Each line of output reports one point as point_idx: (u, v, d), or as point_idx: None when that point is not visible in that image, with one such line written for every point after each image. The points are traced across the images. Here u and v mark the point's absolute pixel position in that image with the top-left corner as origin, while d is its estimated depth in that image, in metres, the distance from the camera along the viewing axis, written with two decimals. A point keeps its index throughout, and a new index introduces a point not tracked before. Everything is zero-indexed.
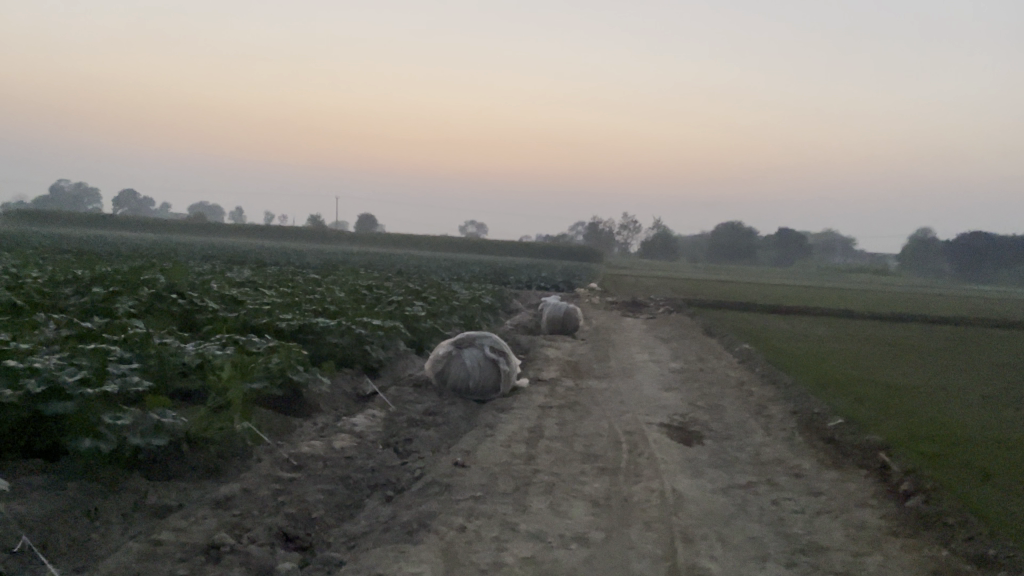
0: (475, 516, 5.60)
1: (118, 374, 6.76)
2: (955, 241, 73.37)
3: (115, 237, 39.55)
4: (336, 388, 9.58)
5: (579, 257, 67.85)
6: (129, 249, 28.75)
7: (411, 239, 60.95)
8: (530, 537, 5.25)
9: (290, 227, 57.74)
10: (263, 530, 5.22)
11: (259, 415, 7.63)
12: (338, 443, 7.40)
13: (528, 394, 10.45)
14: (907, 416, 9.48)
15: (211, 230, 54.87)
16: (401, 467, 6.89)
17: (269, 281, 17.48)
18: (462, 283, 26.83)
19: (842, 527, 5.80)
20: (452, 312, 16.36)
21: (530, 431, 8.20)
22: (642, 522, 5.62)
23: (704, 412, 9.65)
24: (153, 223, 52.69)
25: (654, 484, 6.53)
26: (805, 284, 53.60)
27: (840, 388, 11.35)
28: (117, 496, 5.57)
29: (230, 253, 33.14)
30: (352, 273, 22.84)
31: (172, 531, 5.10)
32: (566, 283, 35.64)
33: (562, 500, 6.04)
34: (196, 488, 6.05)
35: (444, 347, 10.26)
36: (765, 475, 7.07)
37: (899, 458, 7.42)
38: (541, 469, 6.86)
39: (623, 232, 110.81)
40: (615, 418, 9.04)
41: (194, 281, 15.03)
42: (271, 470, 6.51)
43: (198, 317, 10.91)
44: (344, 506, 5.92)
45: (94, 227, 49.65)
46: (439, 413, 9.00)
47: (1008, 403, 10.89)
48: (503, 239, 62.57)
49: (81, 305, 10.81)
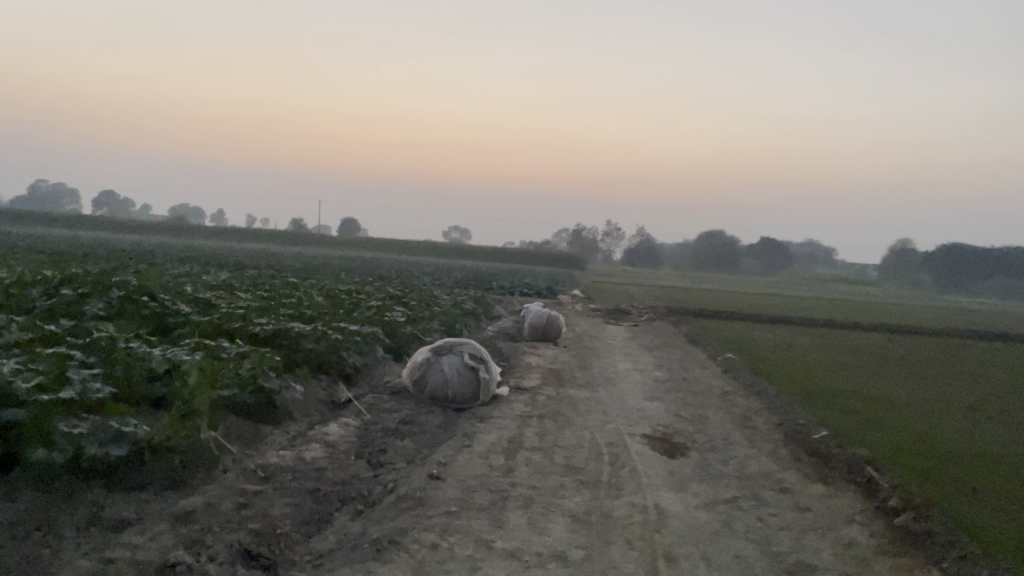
0: (449, 532, 5.34)
1: (79, 379, 6.46)
2: (933, 251, 74.21)
3: (90, 237, 38.74)
4: (310, 395, 9.29)
5: (564, 263, 67.85)
6: (104, 250, 28.10)
7: (394, 244, 60.64)
8: (505, 555, 5.01)
9: (272, 230, 57.18)
10: (222, 547, 4.94)
11: (227, 423, 7.34)
12: (308, 453, 7.12)
13: (508, 402, 10.20)
14: (892, 429, 9.37)
15: (190, 231, 54.15)
16: (374, 479, 6.62)
17: (247, 285, 17.08)
18: (446, 288, 26.51)
19: (830, 546, 5.60)
20: (433, 318, 16.08)
21: (509, 442, 7.96)
22: (623, 540, 5.40)
23: (688, 423, 9.45)
24: (130, 224, 51.80)
25: (636, 499, 6.31)
26: (784, 293, 53.86)
27: (825, 399, 11.21)
28: (72, 508, 5.27)
29: (209, 256, 32.61)
30: (333, 277, 22.46)
31: (128, 548, 4.80)
32: (550, 290, 35.48)
33: (541, 515, 5.80)
34: (157, 500, 5.74)
35: (422, 352, 10.00)
36: (750, 489, 6.87)
37: (887, 473, 7.26)
38: (519, 482, 6.61)
39: (606, 240, 111.30)
40: (597, 428, 8.83)
41: (168, 284, 14.62)
42: (236, 481, 6.22)
43: (170, 321, 10.58)
44: (310, 521, 5.64)
45: (69, 227, 48.65)
46: (416, 422, 8.75)
47: (994, 417, 10.82)
48: (486, 247, 62.63)
49: (49, 307, 10.43)
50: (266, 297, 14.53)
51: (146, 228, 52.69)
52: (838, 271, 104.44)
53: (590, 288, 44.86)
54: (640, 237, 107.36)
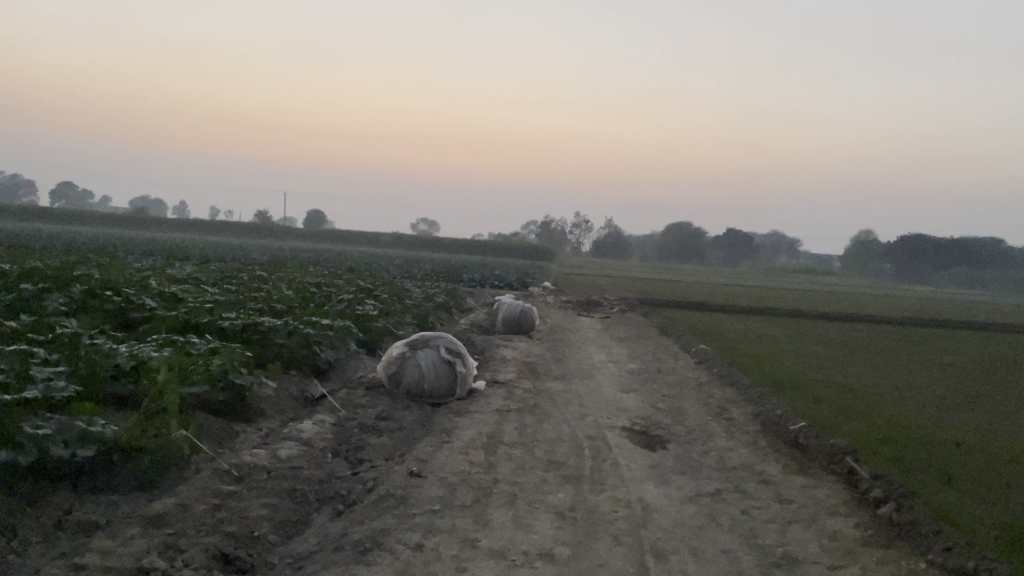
0: (432, 532, 5.21)
1: (43, 378, 6.22)
2: (895, 243, 75.64)
3: (45, 230, 37.54)
4: (283, 390, 9.08)
5: (533, 256, 67.84)
6: (65, 244, 27.34)
7: (361, 236, 60.09)
8: (492, 555, 4.90)
9: (237, 224, 56.29)
10: (198, 551, 4.76)
11: (197, 423, 7.12)
12: (283, 451, 6.94)
13: (484, 396, 10.09)
14: (866, 418, 9.45)
15: (151, 225, 53.04)
16: (352, 477, 6.47)
17: (214, 278, 16.69)
18: (417, 281, 26.26)
19: (816, 538, 5.59)
20: (405, 311, 15.90)
21: (488, 438, 7.85)
22: (609, 536, 5.31)
23: (666, 416, 9.42)
24: (89, 216, 50.52)
25: (620, 494, 6.24)
26: (748, 284, 54.49)
27: (799, 389, 11.30)
28: (38, 512, 5.03)
29: (173, 250, 31.88)
30: (301, 269, 22.11)
31: (98, 553, 4.59)
32: (519, 281, 35.41)
33: (525, 512, 5.69)
34: (127, 502, 5.52)
35: (397, 347, 9.86)
36: (732, 481, 6.85)
37: (866, 463, 7.30)
38: (501, 479, 6.51)
39: (575, 232, 111.63)
40: (576, 422, 8.74)
41: (131, 278, 14.19)
42: (209, 481, 6.01)
43: (135, 316, 10.25)
44: (289, 523, 5.47)
45: (25, 219, 47.31)
46: (393, 418, 8.59)
47: (962, 405, 10.99)
48: (454, 240, 62.42)
49: (7, 302, 10.02)
50: (233, 291, 14.18)
51: (106, 220, 51.47)
52: (829, 262, 97.06)
53: (559, 279, 44.79)
54: (609, 229, 107.51)
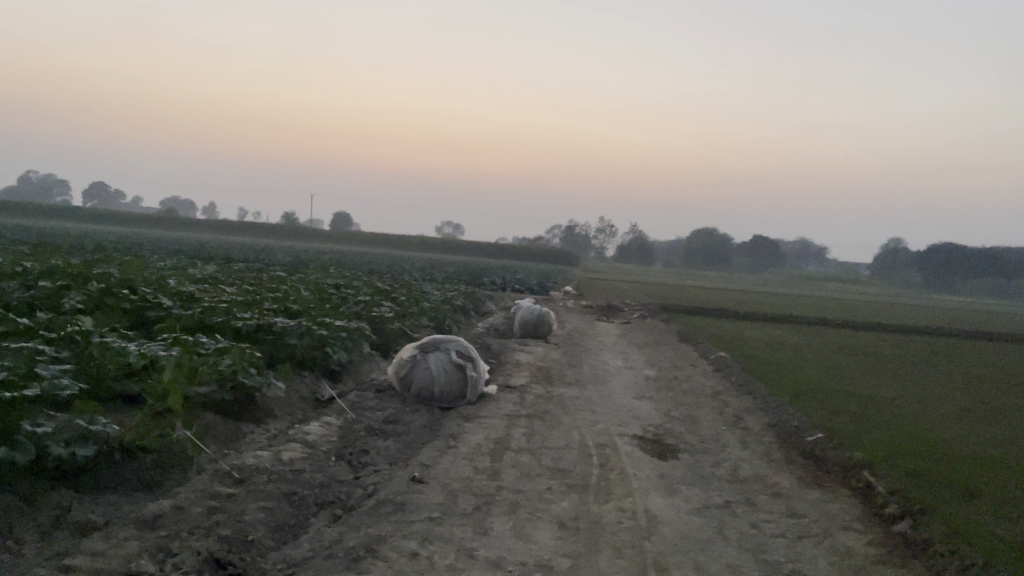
0: (429, 540, 5.10)
1: (48, 376, 6.18)
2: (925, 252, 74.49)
3: (77, 229, 38.04)
4: (293, 391, 9.01)
5: (556, 260, 67.65)
6: (92, 243, 27.61)
7: (385, 238, 60.34)
8: (488, 565, 4.78)
9: (262, 225, 56.72)
10: (190, 555, 4.68)
11: (203, 423, 7.06)
12: (287, 454, 6.87)
13: (496, 401, 9.97)
14: (885, 430, 9.21)
15: (179, 225, 53.64)
16: (353, 482, 6.39)
17: (233, 278, 16.71)
18: (437, 283, 26.18)
19: (827, 554, 5.39)
20: (422, 313, 15.82)
21: (495, 443, 7.74)
22: (611, 548, 5.17)
23: (679, 424, 9.23)
24: (118, 216, 51.21)
25: (626, 504, 6.10)
26: (772, 291, 53.92)
27: (817, 399, 11.07)
28: (35, 512, 4.99)
29: (200, 249, 32.16)
30: (322, 271, 22.14)
31: (90, 555, 4.53)
32: (541, 285, 35.26)
33: (526, 522, 5.57)
34: (126, 503, 5.46)
35: (408, 350, 9.78)
36: (743, 493, 6.67)
37: (883, 477, 7.08)
38: (505, 486, 6.38)
39: (599, 236, 111.24)
40: (586, 429, 8.60)
41: (150, 276, 14.23)
42: (208, 482, 5.95)
43: (150, 314, 10.23)
44: (285, 527, 5.40)
45: (57, 218, 48.04)
46: (400, 421, 8.51)
47: (986, 419, 10.68)
48: (476, 244, 62.49)
49: (25, 299, 10.05)
50: (251, 291, 14.17)
51: (136, 220, 52.15)
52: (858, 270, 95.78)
53: (581, 284, 44.62)
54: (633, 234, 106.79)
